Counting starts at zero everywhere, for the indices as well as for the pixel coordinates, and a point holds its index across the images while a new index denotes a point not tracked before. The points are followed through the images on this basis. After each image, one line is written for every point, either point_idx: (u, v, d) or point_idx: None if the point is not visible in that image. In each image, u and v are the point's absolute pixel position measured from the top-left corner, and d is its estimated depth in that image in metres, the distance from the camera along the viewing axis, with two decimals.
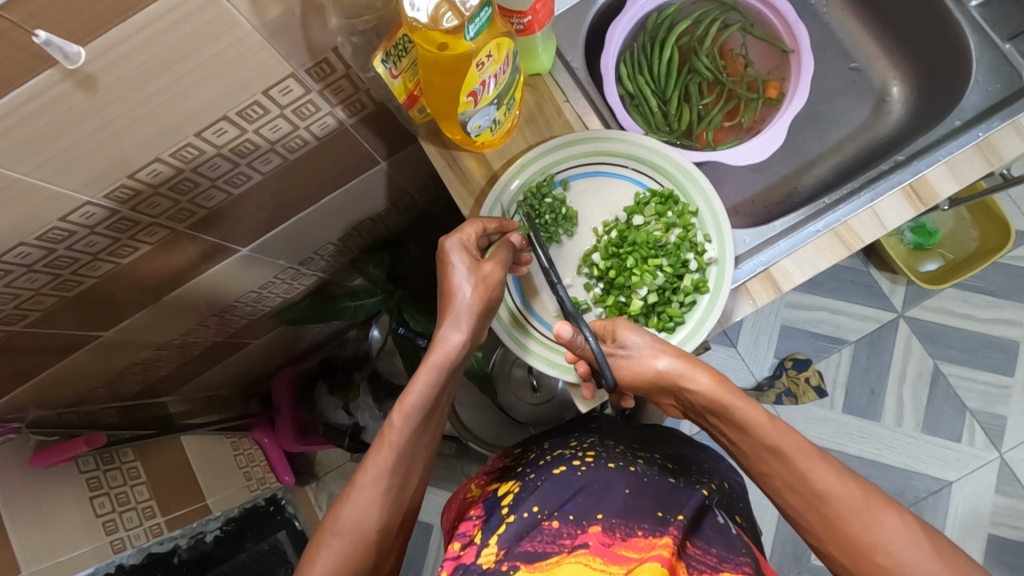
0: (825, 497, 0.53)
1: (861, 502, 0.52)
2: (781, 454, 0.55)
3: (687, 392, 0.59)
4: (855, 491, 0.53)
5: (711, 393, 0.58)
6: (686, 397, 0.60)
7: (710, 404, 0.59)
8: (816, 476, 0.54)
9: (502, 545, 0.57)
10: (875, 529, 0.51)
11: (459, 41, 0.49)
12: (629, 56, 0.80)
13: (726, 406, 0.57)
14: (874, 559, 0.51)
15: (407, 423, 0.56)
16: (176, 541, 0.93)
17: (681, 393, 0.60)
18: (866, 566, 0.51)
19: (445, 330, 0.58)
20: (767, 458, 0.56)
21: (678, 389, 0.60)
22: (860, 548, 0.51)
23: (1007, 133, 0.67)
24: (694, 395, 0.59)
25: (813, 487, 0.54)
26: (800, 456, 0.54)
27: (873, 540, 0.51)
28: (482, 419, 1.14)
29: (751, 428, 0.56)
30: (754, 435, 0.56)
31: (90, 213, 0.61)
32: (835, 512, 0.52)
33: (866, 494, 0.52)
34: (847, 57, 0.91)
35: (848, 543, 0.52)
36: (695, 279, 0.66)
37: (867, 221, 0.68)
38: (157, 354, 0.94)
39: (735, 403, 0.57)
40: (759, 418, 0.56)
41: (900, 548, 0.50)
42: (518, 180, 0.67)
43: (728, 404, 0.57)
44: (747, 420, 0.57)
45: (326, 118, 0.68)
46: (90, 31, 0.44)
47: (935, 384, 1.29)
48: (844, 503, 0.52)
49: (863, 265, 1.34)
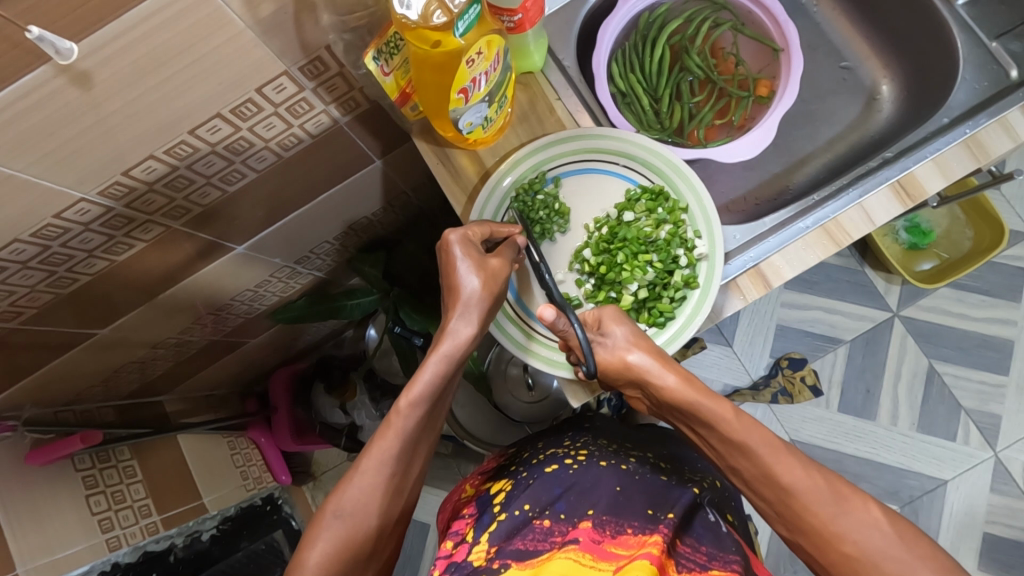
0: (790, 491, 0.53)
1: (827, 492, 0.52)
2: (746, 449, 0.55)
3: (653, 388, 0.60)
4: (821, 482, 0.53)
5: (677, 391, 0.58)
6: (654, 392, 0.61)
7: (675, 402, 0.59)
8: (781, 470, 0.54)
9: (492, 543, 0.58)
10: (840, 519, 0.51)
11: (449, 38, 0.50)
12: (621, 54, 0.81)
13: (693, 403, 0.57)
14: (840, 549, 0.51)
15: (413, 411, 0.56)
16: (172, 539, 0.93)
17: (649, 388, 0.61)
18: (832, 555, 0.52)
19: (455, 323, 0.59)
20: (733, 453, 0.57)
21: (645, 384, 0.61)
22: (827, 539, 0.52)
23: (994, 130, 0.68)
24: (661, 391, 0.60)
25: (779, 484, 0.54)
26: (767, 449, 0.55)
27: (838, 530, 0.51)
28: (477, 418, 1.13)
29: (717, 424, 0.57)
30: (721, 432, 0.57)
31: (85, 210, 0.61)
32: (800, 504, 0.53)
33: (832, 485, 0.53)
34: (838, 56, 0.91)
35: (815, 534, 0.52)
36: (685, 274, 0.67)
37: (855, 216, 0.68)
38: (153, 352, 0.94)
39: (700, 401, 0.57)
40: (724, 414, 0.56)
41: (866, 537, 0.50)
42: (511, 177, 0.68)
43: (694, 402, 0.58)
44: (713, 416, 0.57)
45: (320, 116, 0.68)
46: (82, 29, 0.44)
47: (930, 383, 1.30)
48: (808, 494, 0.52)
49: (858, 264, 1.35)
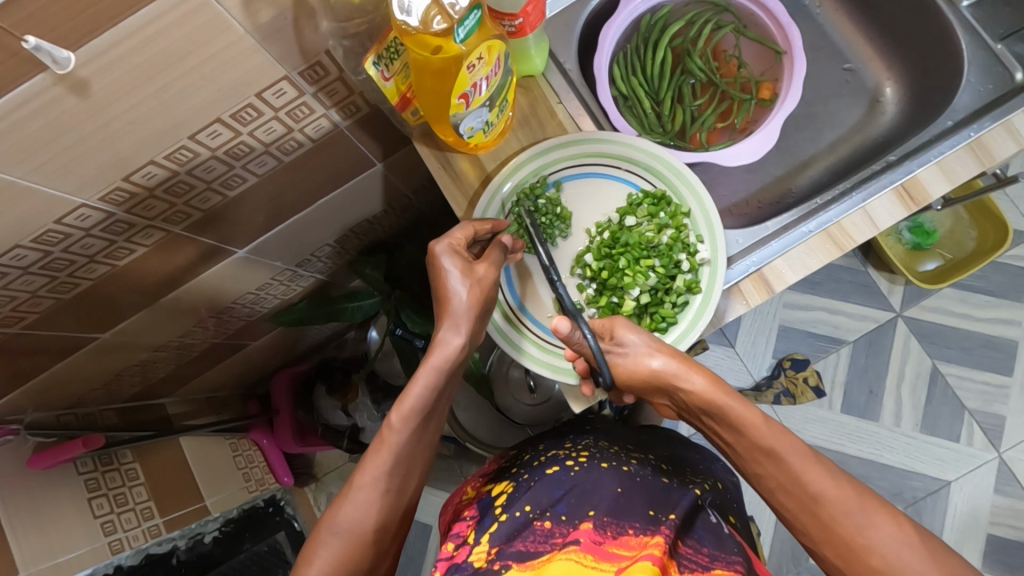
0: None
1: (841, 501, 0.52)
2: (776, 457, 0.55)
3: (682, 392, 0.58)
4: (849, 492, 0.53)
5: (707, 394, 0.57)
6: (680, 396, 0.60)
7: (704, 405, 0.58)
8: (809, 477, 0.53)
9: (492, 544, 0.58)
10: (868, 532, 0.51)
11: (450, 43, 0.49)
12: (622, 57, 0.81)
13: (722, 406, 0.57)
14: (867, 561, 0.51)
15: (404, 425, 0.55)
16: (174, 542, 0.93)
17: (675, 392, 0.60)
18: (858, 567, 0.52)
19: (444, 332, 0.58)
20: (762, 459, 0.56)
21: (672, 389, 0.60)
22: (855, 551, 0.52)
23: (999, 133, 0.68)
24: (690, 395, 0.58)
25: (807, 490, 0.54)
26: (794, 457, 0.54)
27: (866, 543, 0.51)
28: (479, 420, 1.15)
29: (746, 429, 0.56)
30: (751, 438, 0.56)
31: (86, 216, 0.61)
32: (827, 513, 0.53)
33: (859, 495, 0.53)
34: (841, 57, 0.91)
35: (841, 546, 0.52)
36: (687, 279, 0.66)
37: (859, 221, 0.68)
38: (155, 355, 0.94)
39: (730, 404, 0.56)
40: (754, 419, 0.55)
41: (893, 549, 0.50)
42: (511, 182, 0.67)
43: (725, 406, 0.57)
44: (743, 421, 0.56)
45: (320, 120, 0.68)
46: (80, 37, 0.44)
47: (934, 384, 1.29)
48: (833, 505, 0.52)
49: (862, 265, 1.34)
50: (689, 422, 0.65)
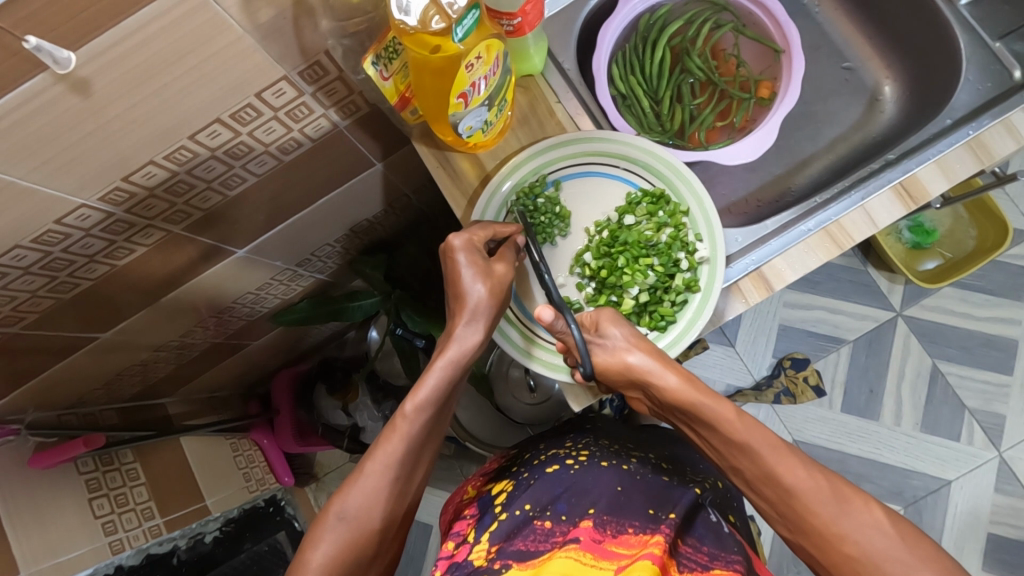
0: (795, 493, 0.53)
1: (830, 496, 0.52)
2: (749, 450, 0.55)
3: (655, 388, 0.59)
4: (823, 484, 0.52)
5: (679, 392, 0.57)
6: (654, 392, 0.60)
7: (676, 403, 0.58)
8: (783, 471, 0.53)
9: (492, 542, 0.58)
10: (841, 521, 0.51)
11: (448, 43, 0.50)
12: (621, 56, 0.81)
13: (695, 405, 0.56)
14: (841, 549, 0.51)
15: (419, 416, 0.55)
16: (175, 541, 0.93)
17: (650, 388, 0.60)
18: (834, 556, 0.51)
19: (463, 329, 0.59)
20: (735, 453, 0.56)
21: (646, 385, 0.60)
22: (828, 539, 0.51)
23: (998, 131, 0.68)
24: (662, 392, 0.59)
25: (781, 483, 0.53)
26: (766, 448, 0.54)
27: (839, 530, 0.51)
28: (479, 420, 1.15)
29: (720, 425, 0.56)
30: (724, 433, 0.56)
31: (86, 216, 0.61)
32: (801, 504, 0.52)
33: (834, 487, 0.52)
34: (840, 56, 0.91)
35: (817, 535, 0.52)
36: (687, 278, 0.66)
37: (858, 219, 0.68)
38: (155, 354, 0.94)
39: (703, 402, 0.56)
40: (727, 415, 0.55)
41: (867, 538, 0.50)
42: (510, 181, 0.68)
43: (697, 404, 0.56)
44: (717, 417, 0.56)
45: (320, 120, 0.68)
46: (80, 37, 0.44)
47: (934, 383, 1.29)
48: (811, 497, 0.52)
49: (861, 264, 1.34)
50: (663, 420, 0.65)
